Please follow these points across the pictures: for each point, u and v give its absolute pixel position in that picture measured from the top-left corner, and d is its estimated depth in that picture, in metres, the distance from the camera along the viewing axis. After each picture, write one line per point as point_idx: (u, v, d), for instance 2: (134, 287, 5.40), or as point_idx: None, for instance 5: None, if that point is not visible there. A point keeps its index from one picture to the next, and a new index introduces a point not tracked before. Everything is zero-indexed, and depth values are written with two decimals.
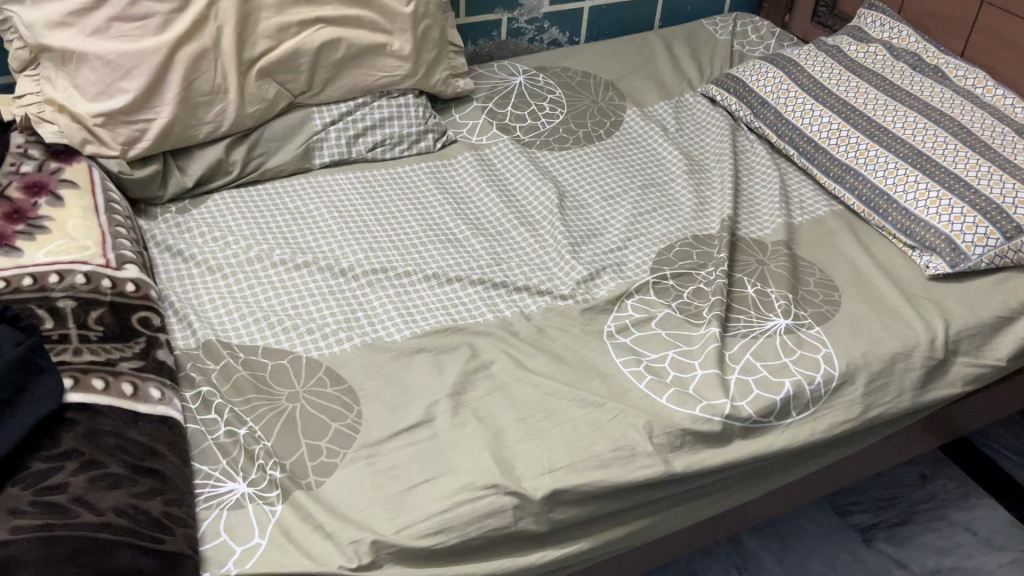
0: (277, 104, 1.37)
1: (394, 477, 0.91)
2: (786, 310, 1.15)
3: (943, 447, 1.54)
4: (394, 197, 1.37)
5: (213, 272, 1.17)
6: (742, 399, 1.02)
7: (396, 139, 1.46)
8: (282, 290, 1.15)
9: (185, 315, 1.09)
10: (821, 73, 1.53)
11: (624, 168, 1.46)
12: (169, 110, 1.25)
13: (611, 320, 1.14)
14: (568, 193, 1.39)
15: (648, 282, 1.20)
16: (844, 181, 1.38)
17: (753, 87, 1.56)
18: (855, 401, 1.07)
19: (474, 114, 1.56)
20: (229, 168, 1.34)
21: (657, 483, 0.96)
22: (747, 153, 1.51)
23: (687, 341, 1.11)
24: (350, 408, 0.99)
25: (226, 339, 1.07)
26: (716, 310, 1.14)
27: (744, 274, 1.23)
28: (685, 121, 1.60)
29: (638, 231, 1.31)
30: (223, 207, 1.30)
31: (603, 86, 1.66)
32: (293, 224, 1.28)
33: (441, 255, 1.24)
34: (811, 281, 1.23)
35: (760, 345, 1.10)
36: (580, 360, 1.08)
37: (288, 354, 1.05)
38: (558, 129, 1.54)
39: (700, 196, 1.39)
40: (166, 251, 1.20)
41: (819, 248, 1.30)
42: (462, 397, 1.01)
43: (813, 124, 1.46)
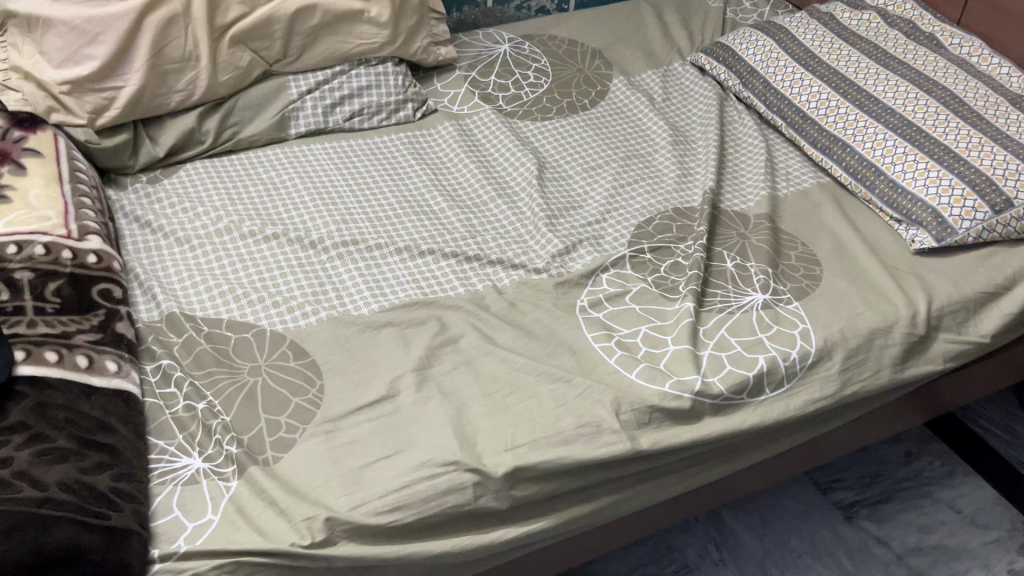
0: (252, 72, 1.34)
1: (353, 453, 0.89)
2: (764, 285, 1.12)
3: (931, 425, 1.52)
4: (370, 168, 1.34)
5: (180, 243, 1.15)
6: (713, 376, 1.00)
7: (375, 108, 1.43)
8: (250, 262, 1.13)
9: (150, 286, 1.07)
10: (813, 41, 1.49)
11: (607, 139, 1.43)
12: (139, 77, 1.23)
13: (585, 294, 1.12)
14: (548, 165, 1.36)
15: (625, 256, 1.18)
16: (831, 153, 1.35)
17: (743, 55, 1.52)
18: (832, 378, 1.05)
19: (456, 84, 1.53)
20: (202, 137, 1.32)
21: (623, 460, 0.94)
22: (734, 124, 1.48)
23: (661, 316, 1.08)
24: (312, 382, 0.97)
25: (191, 312, 1.05)
26: (692, 284, 1.11)
27: (724, 248, 1.20)
28: (672, 91, 1.56)
29: (617, 204, 1.28)
30: (195, 177, 1.27)
31: (590, 55, 1.62)
32: (265, 195, 1.26)
33: (415, 227, 1.22)
34: (792, 255, 1.20)
35: (736, 321, 1.08)
36: (551, 334, 1.05)
37: (252, 328, 1.04)
38: (542, 99, 1.51)
39: (684, 168, 1.36)
40: (134, 222, 1.18)
41: (803, 221, 1.27)
42: (428, 371, 0.99)
43: (802, 94, 1.42)
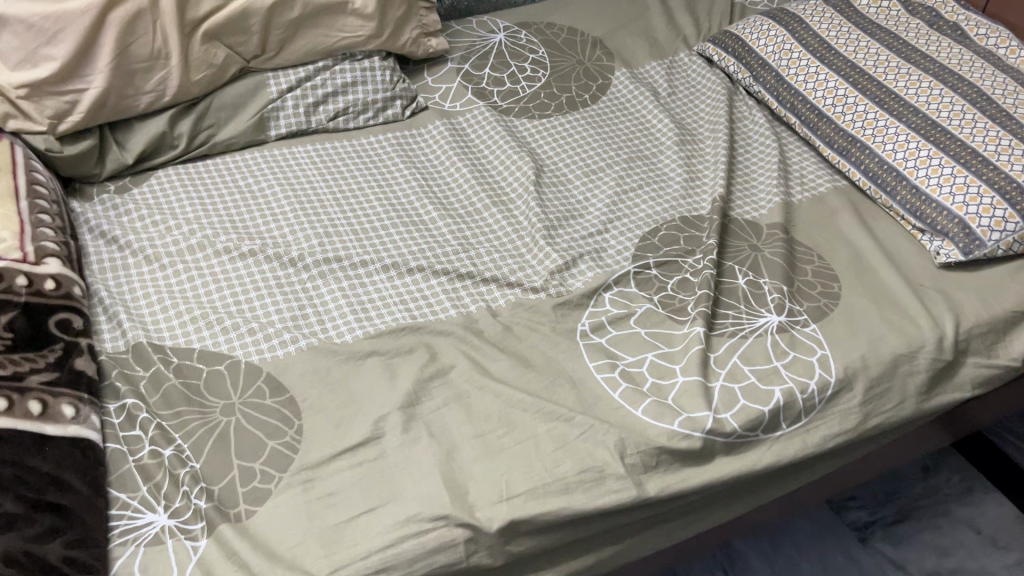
0: (228, 70, 1.24)
1: (333, 506, 0.82)
2: (779, 306, 1.04)
3: (959, 446, 1.43)
4: (356, 173, 1.26)
5: (150, 262, 1.06)
6: (726, 412, 0.92)
7: (360, 106, 1.33)
8: (224, 283, 1.04)
9: (115, 311, 0.99)
10: (828, 31, 1.39)
11: (609, 138, 1.34)
12: (103, 79, 1.14)
13: (586, 317, 1.03)
14: (546, 168, 1.28)
15: (629, 272, 1.09)
16: (849, 155, 1.26)
17: (753, 46, 1.43)
18: (853, 410, 0.97)
19: (448, 78, 1.43)
20: (174, 141, 1.22)
21: (627, 509, 0.86)
22: (744, 121, 1.39)
23: (669, 343, 1.00)
24: (290, 423, 0.89)
25: (159, 342, 0.97)
26: (702, 305, 1.03)
27: (735, 262, 1.12)
28: (678, 84, 1.47)
29: (619, 211, 1.20)
30: (166, 185, 1.18)
31: (590, 44, 1.52)
32: (242, 205, 1.17)
33: (404, 240, 1.14)
34: (809, 270, 1.11)
35: (749, 347, 1.00)
36: (549, 364, 0.97)
37: (226, 359, 0.96)
38: (539, 94, 1.41)
39: (691, 171, 1.27)
40: (100, 237, 1.09)
41: (819, 229, 1.18)
42: (415, 408, 0.91)
43: (816, 89, 1.33)
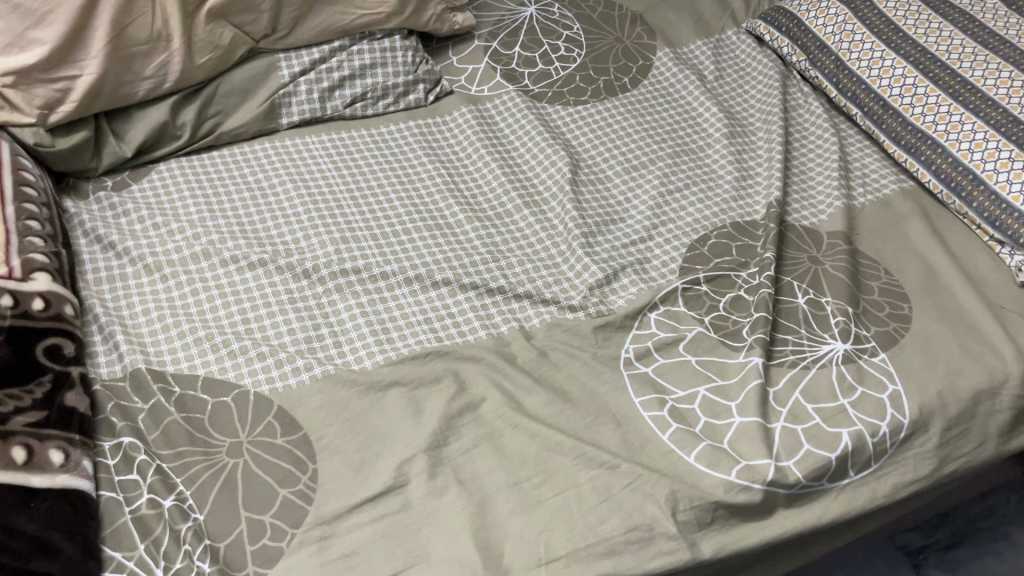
0: (235, 52, 1.13)
1: (353, 569, 0.74)
2: (845, 332, 0.94)
3: None
4: (375, 167, 1.15)
5: (149, 272, 0.97)
6: (788, 459, 0.83)
7: (380, 91, 1.22)
8: (232, 299, 0.95)
9: (111, 331, 0.90)
10: (894, 9, 1.25)
11: (651, 129, 1.22)
12: (97, 64, 1.03)
13: (630, 342, 0.93)
14: (583, 163, 1.16)
15: (677, 288, 0.99)
16: (918, 153, 1.14)
17: (810, 26, 1.29)
18: (928, 455, 0.87)
19: (474, 58, 1.31)
20: (177, 132, 1.12)
21: (678, 570, 0.78)
22: (799, 110, 1.27)
23: (723, 375, 0.90)
24: (304, 467, 0.81)
25: (160, 367, 0.88)
26: (759, 331, 0.93)
27: (794, 277, 1.01)
28: (725, 66, 1.34)
29: (664, 215, 1.09)
30: (169, 182, 1.08)
31: (629, 19, 1.39)
32: (251, 205, 1.07)
33: (428, 247, 1.03)
34: (875, 288, 1.01)
35: (812, 381, 0.90)
36: (590, 398, 0.88)
37: (234, 389, 0.87)
38: (574, 77, 1.29)
39: (742, 168, 1.16)
40: (96, 242, 1.00)
41: (886, 239, 1.07)
42: (443, 450, 0.82)
43: (882, 77, 1.20)
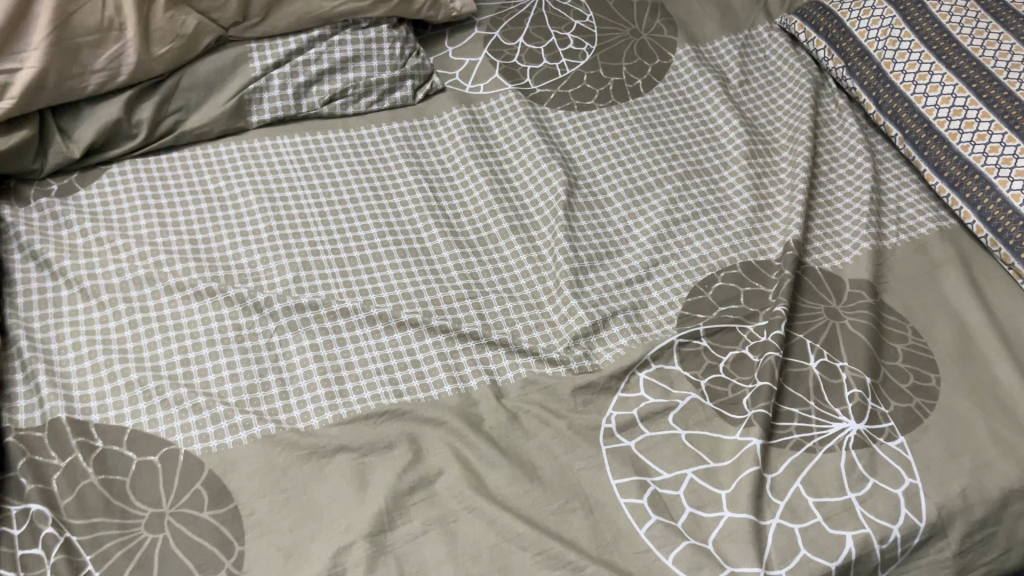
0: (200, 41, 1.01)
1: None
2: (860, 409, 0.83)
3: None
4: (350, 176, 1.04)
5: (85, 297, 0.87)
6: (780, 567, 0.73)
7: (362, 87, 1.10)
8: (173, 334, 0.85)
9: (34, 370, 0.81)
10: (949, 16, 1.09)
11: (662, 143, 1.09)
12: (40, 56, 0.91)
13: (613, 408, 0.83)
14: (582, 181, 1.04)
15: (673, 343, 0.88)
16: (962, 188, 1.00)
17: (852, 28, 1.15)
18: (944, 564, 0.76)
19: (472, 50, 1.18)
20: (132, 130, 1.00)
21: None
22: (831, 125, 1.13)
23: (715, 456, 0.80)
24: (229, 549, 0.72)
25: (84, 417, 0.79)
26: (761, 404, 0.82)
27: (807, 335, 0.89)
28: (752, 69, 1.20)
29: (667, 250, 0.97)
30: (120, 188, 0.98)
31: (649, 9, 1.25)
32: (208, 220, 0.96)
33: (398, 279, 0.93)
34: (898, 352, 0.89)
35: (817, 468, 0.79)
36: (561, 477, 0.78)
37: (162, 447, 0.77)
38: (581, 76, 1.16)
39: (760, 195, 1.03)
40: (31, 258, 0.90)
41: (915, 291, 0.94)
42: (388, 536, 0.73)
43: (929, 95, 1.06)
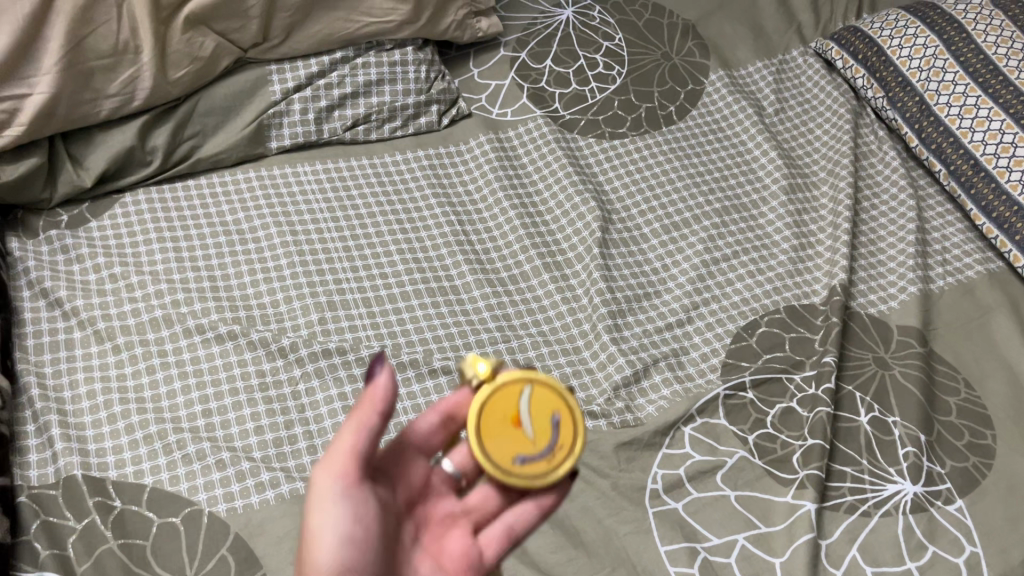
0: (217, 63, 0.96)
1: None
2: (916, 469, 0.79)
3: None
4: (374, 207, 0.99)
5: (99, 340, 0.83)
6: None
7: (386, 112, 1.05)
8: (194, 382, 0.81)
9: (46, 422, 0.76)
10: (995, 47, 1.04)
11: (697, 175, 1.05)
12: (50, 82, 0.86)
13: (658, 466, 0.79)
14: (616, 216, 1.00)
15: (718, 395, 0.84)
16: (1011, 229, 0.96)
17: (893, 57, 1.10)
18: None
19: (498, 72, 1.14)
20: (146, 157, 0.95)
21: None
22: (871, 158, 1.09)
23: (767, 520, 0.76)
24: None
25: (100, 474, 0.74)
26: (813, 464, 0.78)
27: (856, 387, 0.86)
28: (787, 96, 1.17)
29: (707, 291, 0.93)
30: (133, 219, 0.93)
31: (680, 31, 1.20)
32: (227, 255, 0.92)
33: (428, 322, 0.88)
34: (952, 406, 0.85)
35: (873, 534, 0.75)
36: (607, 542, 0.74)
37: (184, 507, 0.73)
38: (612, 102, 1.12)
39: (802, 234, 0.99)
40: (41, 295, 0.85)
41: (966, 339, 0.91)
42: None
43: (975, 130, 1.01)
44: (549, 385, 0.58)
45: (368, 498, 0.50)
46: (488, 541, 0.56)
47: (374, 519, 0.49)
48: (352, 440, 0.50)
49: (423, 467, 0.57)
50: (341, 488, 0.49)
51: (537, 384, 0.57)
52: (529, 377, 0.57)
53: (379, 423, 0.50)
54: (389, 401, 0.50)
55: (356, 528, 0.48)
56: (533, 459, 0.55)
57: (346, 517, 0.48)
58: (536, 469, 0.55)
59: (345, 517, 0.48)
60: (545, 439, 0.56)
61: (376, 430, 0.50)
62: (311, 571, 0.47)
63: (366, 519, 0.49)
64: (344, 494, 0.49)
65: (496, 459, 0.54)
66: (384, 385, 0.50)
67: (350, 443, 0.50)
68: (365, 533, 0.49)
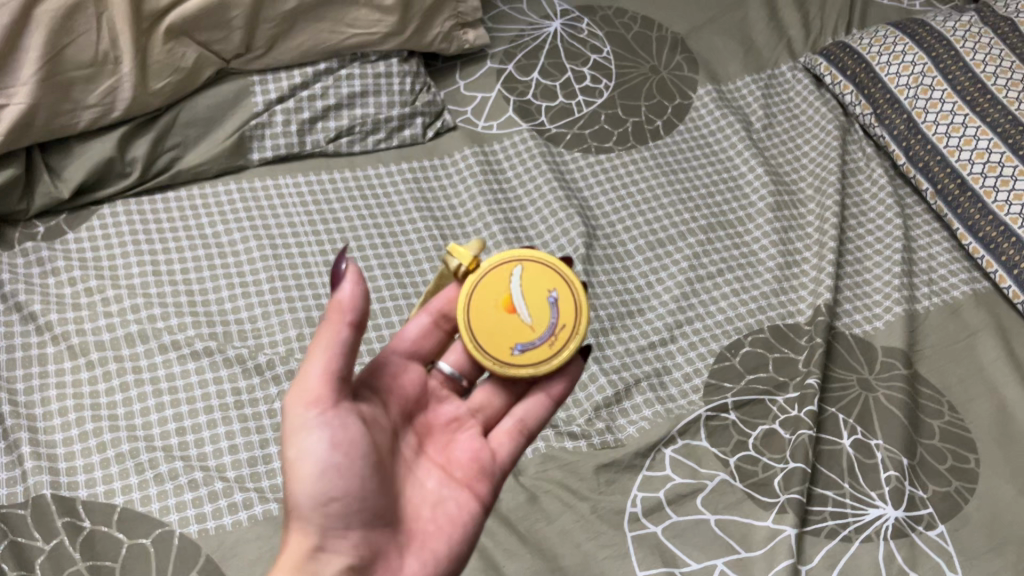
0: (199, 74, 0.95)
1: None
2: (898, 494, 0.78)
3: None
4: (356, 221, 0.98)
5: (73, 355, 0.81)
6: None
7: (370, 124, 1.04)
8: (169, 399, 0.80)
9: (16, 440, 0.75)
10: (984, 65, 1.03)
11: (683, 191, 1.05)
12: (27, 93, 0.85)
13: (638, 489, 0.78)
14: (600, 232, 0.99)
15: (699, 417, 0.83)
16: (997, 250, 0.96)
17: (881, 73, 1.09)
18: None
19: (484, 85, 1.13)
20: (125, 168, 0.94)
21: None
22: (858, 175, 1.08)
23: (746, 545, 0.75)
24: None
25: (70, 493, 0.73)
26: (795, 488, 0.77)
27: (839, 409, 0.85)
28: (775, 111, 1.16)
29: (691, 309, 0.93)
30: (111, 231, 0.92)
31: (669, 44, 1.20)
32: (205, 270, 0.90)
33: None
34: (935, 430, 0.85)
35: (854, 560, 0.75)
36: (584, 567, 0.73)
37: (155, 528, 0.72)
38: (599, 116, 1.11)
39: (787, 252, 0.99)
40: (14, 309, 0.84)
41: (951, 361, 0.90)
42: None
43: (963, 149, 1.00)
44: (539, 269, 0.66)
45: (352, 414, 0.55)
46: (497, 440, 0.65)
47: (360, 432, 0.55)
48: (322, 362, 0.53)
49: (418, 372, 0.64)
50: (319, 413, 0.53)
51: (528, 271, 0.66)
52: (518, 263, 0.65)
53: (350, 335, 0.53)
54: (359, 309, 0.53)
55: (336, 453, 0.53)
56: (532, 343, 0.64)
57: (329, 436, 0.53)
58: (537, 352, 0.64)
59: (326, 435, 0.53)
60: (540, 320, 0.65)
61: (350, 343, 0.53)
62: (298, 486, 0.53)
63: (351, 433, 0.54)
64: (321, 419, 0.53)
65: (496, 344, 0.64)
66: (349, 294, 0.53)
67: (318, 367, 0.53)
68: (349, 454, 0.54)
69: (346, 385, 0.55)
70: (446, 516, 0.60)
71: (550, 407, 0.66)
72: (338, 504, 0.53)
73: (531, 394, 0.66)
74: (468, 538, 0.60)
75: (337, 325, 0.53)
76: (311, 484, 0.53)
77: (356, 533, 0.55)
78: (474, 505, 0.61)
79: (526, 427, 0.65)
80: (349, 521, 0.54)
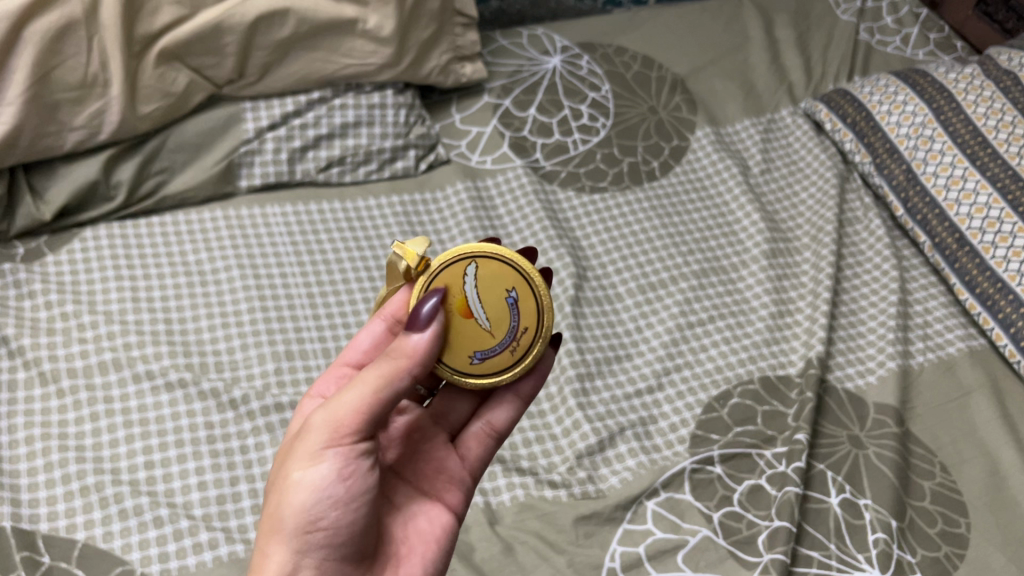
0: (190, 98, 0.94)
1: None
2: (885, 557, 0.76)
3: None
4: (343, 253, 0.96)
5: (44, 382, 0.79)
6: None
7: (362, 155, 1.03)
8: (139, 431, 0.78)
9: None
10: (985, 118, 1.02)
11: (677, 234, 1.03)
12: (13, 112, 0.83)
13: (618, 542, 0.75)
14: (590, 273, 0.98)
15: (684, 469, 0.81)
16: (994, 306, 0.94)
17: (882, 122, 1.08)
18: None
19: (481, 119, 1.12)
20: (110, 192, 0.92)
21: None
22: (856, 225, 1.07)
23: None
24: None
25: (30, 526, 0.70)
26: (779, 547, 0.75)
27: (828, 466, 0.83)
28: (774, 155, 1.15)
29: (680, 356, 0.91)
30: (92, 256, 0.90)
31: (669, 84, 1.19)
32: (185, 298, 0.89)
33: None
34: (926, 491, 0.82)
35: None
36: None
37: (115, 566, 0.69)
38: (595, 155, 1.10)
39: (780, 300, 0.97)
40: None
41: (943, 421, 0.88)
42: None
43: (961, 203, 0.99)
44: (496, 267, 0.58)
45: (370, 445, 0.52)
46: (467, 445, 0.63)
47: (371, 465, 0.52)
48: (367, 394, 0.50)
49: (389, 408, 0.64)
50: (338, 443, 0.50)
51: (484, 271, 0.57)
52: (472, 261, 0.57)
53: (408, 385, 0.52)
54: (423, 360, 0.53)
55: (339, 483, 0.50)
56: (492, 349, 0.58)
57: (337, 466, 0.50)
58: (498, 359, 0.59)
59: (335, 463, 0.50)
60: (500, 324, 0.58)
61: (401, 387, 0.51)
62: (288, 509, 0.50)
63: (360, 464, 0.51)
64: (337, 446, 0.50)
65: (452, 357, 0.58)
66: (423, 345, 0.53)
67: (354, 402, 0.50)
68: (351, 487, 0.51)
69: (375, 426, 0.52)
70: (418, 534, 0.58)
71: (518, 411, 0.64)
72: (323, 533, 0.51)
73: (499, 397, 0.63)
74: (443, 556, 0.58)
75: (399, 371, 0.51)
76: (304, 513, 0.50)
77: (332, 564, 0.52)
78: (445, 517, 0.60)
79: (495, 430, 0.63)
80: (329, 553, 0.51)
